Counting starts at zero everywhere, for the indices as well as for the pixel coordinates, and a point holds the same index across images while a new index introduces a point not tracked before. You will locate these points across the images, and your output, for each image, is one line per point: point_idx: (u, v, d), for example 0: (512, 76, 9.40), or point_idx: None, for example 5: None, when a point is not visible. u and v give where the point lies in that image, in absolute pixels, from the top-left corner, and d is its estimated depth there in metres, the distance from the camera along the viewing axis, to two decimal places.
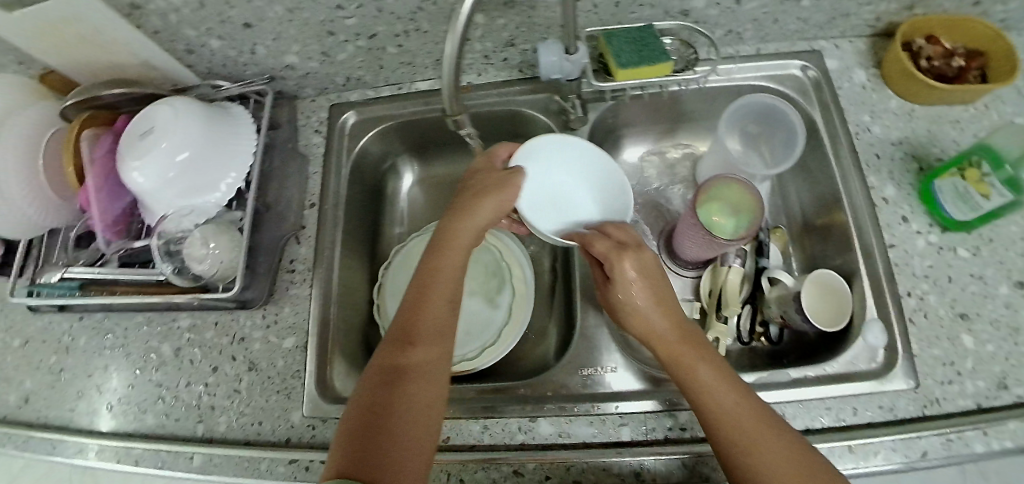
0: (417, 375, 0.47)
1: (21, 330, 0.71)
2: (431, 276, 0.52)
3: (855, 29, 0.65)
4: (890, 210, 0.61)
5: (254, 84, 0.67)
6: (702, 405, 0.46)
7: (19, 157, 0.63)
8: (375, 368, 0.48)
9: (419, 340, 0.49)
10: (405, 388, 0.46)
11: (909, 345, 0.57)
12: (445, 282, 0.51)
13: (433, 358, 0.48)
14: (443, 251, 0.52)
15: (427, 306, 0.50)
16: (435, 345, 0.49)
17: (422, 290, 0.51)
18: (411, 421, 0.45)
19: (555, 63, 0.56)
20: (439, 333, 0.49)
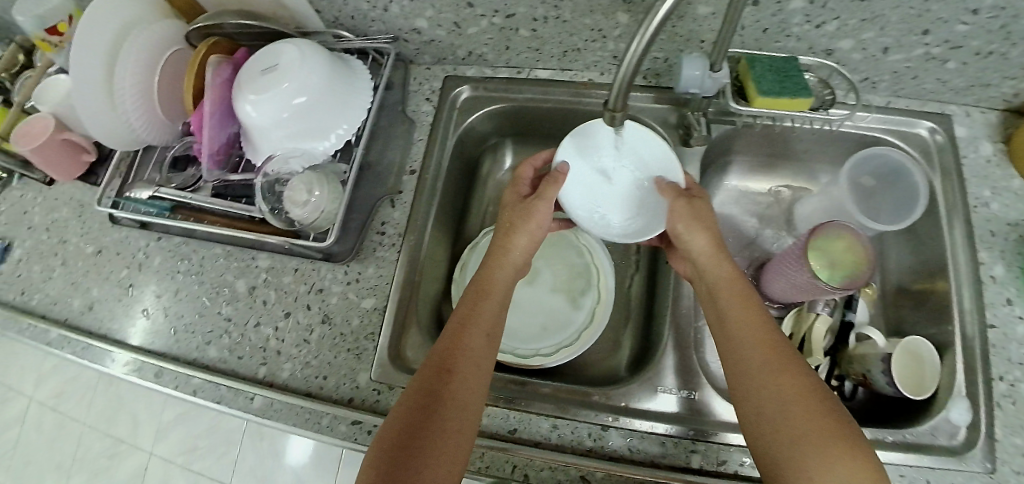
0: (458, 398, 0.47)
1: (97, 239, 0.74)
2: (475, 312, 0.53)
3: (989, 101, 0.64)
4: (994, 288, 0.59)
5: (376, 41, 0.67)
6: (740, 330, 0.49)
7: (139, 70, 0.63)
8: (415, 387, 0.47)
9: (459, 364, 0.48)
10: (444, 417, 0.45)
11: (992, 427, 0.54)
12: (488, 317, 0.52)
13: (475, 383, 0.48)
14: (490, 286, 0.55)
15: (467, 338, 0.50)
16: (476, 371, 0.49)
17: (467, 316, 0.52)
18: (446, 443, 0.44)
19: (697, 78, 0.56)
20: (479, 369, 0.49)
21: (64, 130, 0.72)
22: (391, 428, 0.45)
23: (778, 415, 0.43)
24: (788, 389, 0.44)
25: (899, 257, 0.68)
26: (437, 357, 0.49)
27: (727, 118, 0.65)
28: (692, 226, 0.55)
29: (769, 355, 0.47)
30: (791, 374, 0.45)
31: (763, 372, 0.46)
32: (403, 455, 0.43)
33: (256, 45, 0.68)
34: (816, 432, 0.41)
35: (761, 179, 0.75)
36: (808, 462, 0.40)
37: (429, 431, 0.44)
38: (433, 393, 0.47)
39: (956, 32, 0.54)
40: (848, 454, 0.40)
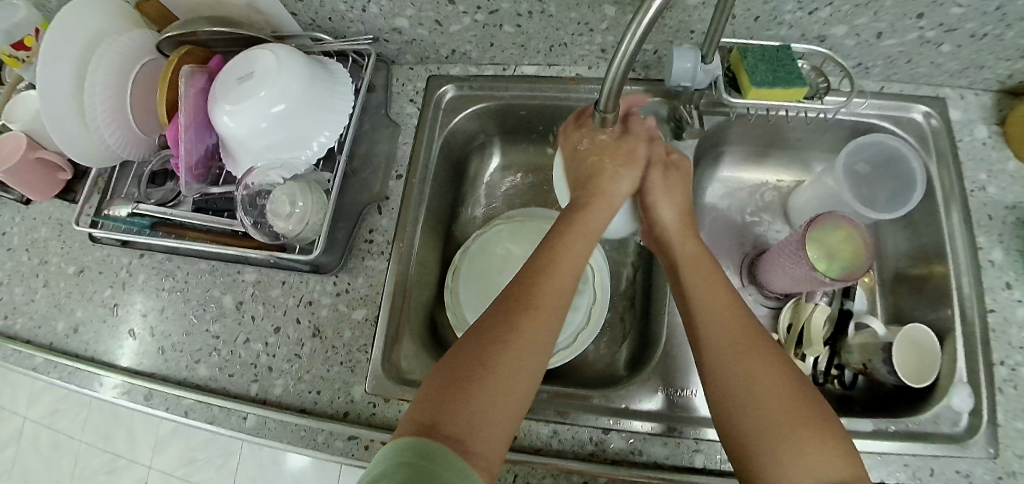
0: (524, 340, 0.43)
1: (80, 258, 0.72)
2: (551, 257, 0.49)
3: (983, 82, 0.63)
4: (994, 273, 0.58)
5: (355, 42, 0.65)
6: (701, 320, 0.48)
7: (109, 85, 0.61)
8: (477, 337, 0.44)
9: (531, 308, 0.45)
10: (510, 360, 0.42)
11: (994, 413, 0.53)
12: (565, 266, 0.49)
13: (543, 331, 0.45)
14: (568, 235, 0.52)
15: (545, 278, 0.47)
16: (549, 317, 0.46)
17: (546, 259, 0.49)
18: (507, 392, 0.41)
19: (689, 70, 0.54)
20: (552, 313, 0.46)
21: (37, 149, 0.70)
22: (456, 360, 0.42)
23: (746, 407, 0.41)
24: (756, 376, 0.42)
25: (895, 243, 0.67)
26: (504, 299, 0.46)
27: (721, 109, 0.64)
28: (662, 197, 0.57)
29: (738, 341, 0.45)
30: (761, 362, 0.43)
31: (733, 359, 0.44)
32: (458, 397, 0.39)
33: (230, 52, 0.66)
34: (785, 422, 0.40)
35: (754, 169, 0.74)
36: (782, 452, 0.38)
37: (495, 371, 0.41)
38: (496, 335, 0.43)
39: (951, 14, 0.53)
40: (824, 444, 0.38)
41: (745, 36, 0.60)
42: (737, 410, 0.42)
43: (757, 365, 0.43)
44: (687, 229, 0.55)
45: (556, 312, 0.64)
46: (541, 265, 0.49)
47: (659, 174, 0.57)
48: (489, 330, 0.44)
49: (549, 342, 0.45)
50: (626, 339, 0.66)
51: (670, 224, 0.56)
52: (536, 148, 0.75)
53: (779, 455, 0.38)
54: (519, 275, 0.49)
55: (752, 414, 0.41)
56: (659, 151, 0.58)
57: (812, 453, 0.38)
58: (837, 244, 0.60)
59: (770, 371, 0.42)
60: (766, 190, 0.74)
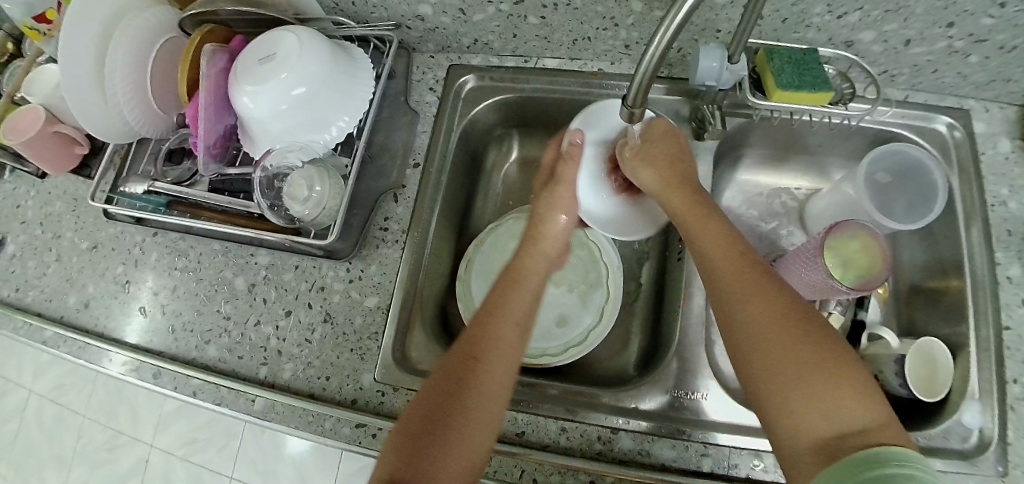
0: (484, 381, 0.44)
1: (93, 234, 0.72)
2: (504, 301, 0.50)
3: (1009, 96, 0.63)
4: (1011, 289, 0.57)
5: (378, 28, 0.65)
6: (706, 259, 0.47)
7: (130, 61, 0.61)
8: (440, 373, 0.45)
9: (482, 346, 0.46)
10: (470, 398, 0.43)
11: (1005, 430, 0.53)
12: (523, 294, 0.51)
13: (502, 375, 0.45)
14: (518, 280, 0.53)
15: (497, 321, 0.48)
16: (504, 356, 0.46)
17: (498, 302, 0.50)
18: (467, 432, 0.42)
19: (714, 69, 0.54)
20: (506, 354, 0.46)
21: (55, 123, 0.70)
22: (418, 409, 0.43)
23: (762, 348, 0.41)
24: (767, 317, 0.41)
25: (912, 255, 0.66)
26: (464, 341, 0.47)
27: (743, 111, 0.64)
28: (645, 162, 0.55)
29: (749, 282, 0.44)
30: (773, 303, 0.42)
31: (745, 300, 0.43)
32: (420, 444, 0.40)
33: (252, 34, 0.66)
34: (804, 361, 0.39)
35: (772, 174, 0.73)
36: (806, 394, 0.38)
37: (467, 389, 0.43)
38: (455, 374, 0.44)
39: (982, 25, 0.52)
40: (842, 384, 0.38)
41: (771, 37, 0.60)
42: (753, 352, 0.41)
43: (768, 306, 0.42)
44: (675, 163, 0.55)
45: (567, 310, 0.64)
46: (495, 306, 0.50)
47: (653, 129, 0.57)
48: (449, 373, 0.44)
49: (507, 385, 0.45)
50: (637, 339, 0.66)
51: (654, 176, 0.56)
52: None
53: (799, 397, 0.38)
54: (478, 315, 0.50)
55: (768, 358, 0.40)
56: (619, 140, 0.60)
57: (831, 392, 0.37)
58: (852, 254, 0.59)
59: (786, 312, 0.41)
60: (783, 195, 0.73)
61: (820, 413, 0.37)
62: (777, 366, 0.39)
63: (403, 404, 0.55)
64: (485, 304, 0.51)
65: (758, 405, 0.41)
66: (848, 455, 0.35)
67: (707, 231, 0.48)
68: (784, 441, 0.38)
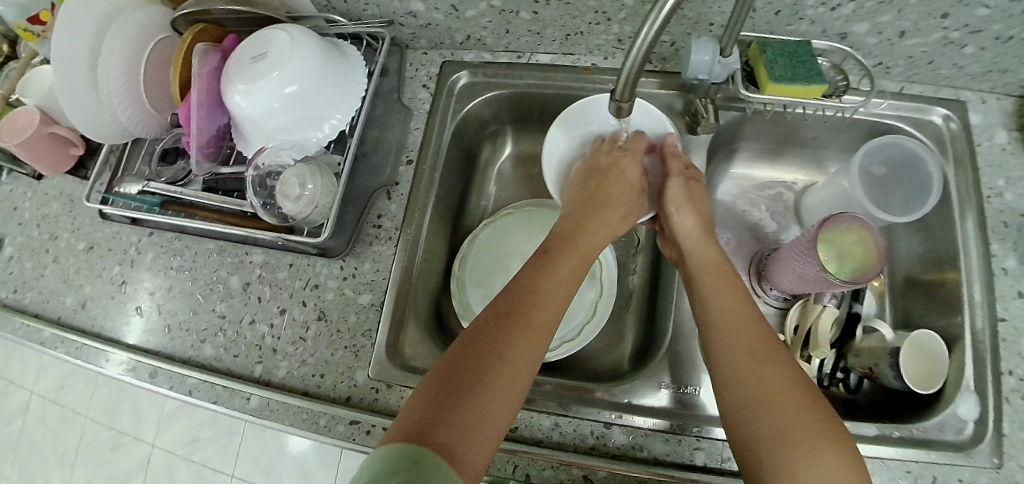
0: (521, 340, 0.43)
1: (89, 234, 0.72)
2: (537, 280, 0.48)
3: (1005, 87, 0.62)
4: (1007, 282, 0.57)
5: (370, 25, 0.65)
6: (708, 322, 0.49)
7: (123, 60, 0.61)
8: (476, 328, 0.44)
9: (511, 325, 0.44)
10: (506, 369, 0.41)
11: (1000, 422, 0.52)
12: (568, 260, 0.51)
13: (537, 337, 0.44)
14: (555, 260, 0.50)
15: (541, 283, 0.47)
16: (546, 325, 0.45)
17: (529, 283, 0.47)
18: (496, 391, 0.40)
19: (706, 63, 0.54)
20: (546, 321, 0.45)
21: (50, 124, 0.70)
22: (448, 365, 0.41)
23: (760, 408, 0.41)
24: (772, 379, 0.43)
25: (907, 248, 0.66)
26: (495, 315, 0.45)
27: (736, 104, 0.63)
28: (680, 208, 0.58)
29: (754, 346, 0.45)
30: (774, 368, 0.43)
31: (750, 360, 0.44)
32: (450, 401, 0.39)
33: (243, 32, 0.66)
34: (799, 426, 0.39)
35: (767, 167, 0.73)
36: (793, 456, 0.38)
37: (499, 347, 0.42)
38: (490, 334, 0.43)
39: (976, 15, 0.52)
40: (832, 449, 0.38)
41: (764, 30, 0.59)
42: (749, 415, 0.42)
43: (773, 368, 0.43)
44: (689, 205, 0.57)
45: (562, 305, 0.64)
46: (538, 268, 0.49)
47: (676, 189, 0.58)
48: (486, 337, 0.43)
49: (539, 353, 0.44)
50: (631, 334, 0.66)
51: (686, 232, 0.57)
52: None
53: (787, 446, 0.39)
54: (507, 293, 0.47)
55: (765, 414, 0.41)
56: (676, 167, 0.59)
57: (819, 456, 0.38)
58: (844, 244, 0.59)
59: (787, 377, 0.43)
60: (778, 189, 0.73)
61: (810, 472, 0.37)
62: (774, 421, 0.40)
63: (396, 400, 0.56)
64: (516, 280, 0.48)
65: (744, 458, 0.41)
66: None
67: (723, 292, 0.50)
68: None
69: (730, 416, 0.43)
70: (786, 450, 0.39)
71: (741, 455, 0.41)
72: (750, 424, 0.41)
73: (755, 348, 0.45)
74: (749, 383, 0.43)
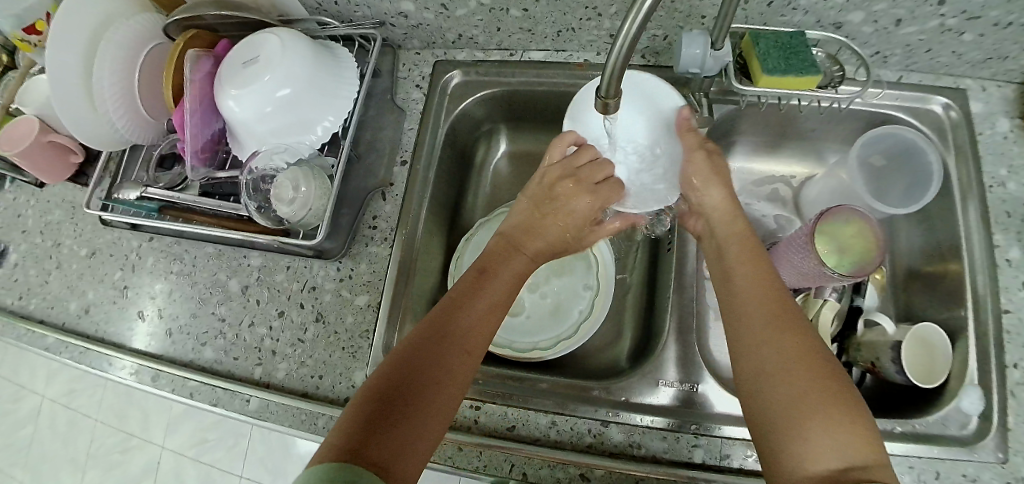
0: (450, 365, 0.44)
1: (92, 241, 0.73)
2: (464, 307, 0.48)
3: (1007, 74, 0.61)
4: (1010, 273, 0.56)
5: (362, 27, 0.65)
6: (728, 295, 0.49)
7: (118, 67, 0.61)
8: (413, 340, 0.45)
9: (438, 350, 0.44)
10: (433, 393, 0.42)
11: (1005, 416, 0.51)
12: (501, 280, 0.52)
13: (467, 358, 0.45)
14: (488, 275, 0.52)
15: (473, 301, 0.48)
16: (474, 346, 0.46)
17: (462, 297, 0.48)
18: (425, 416, 0.41)
19: (697, 56, 0.54)
20: (477, 343, 0.46)
21: (49, 132, 0.71)
22: (381, 382, 0.41)
23: (778, 376, 0.41)
24: (789, 348, 0.42)
25: (909, 239, 0.65)
26: (424, 330, 0.45)
27: (731, 98, 0.63)
28: (707, 183, 0.57)
29: (775, 315, 0.45)
30: (794, 338, 0.43)
31: (767, 330, 0.44)
32: (381, 422, 0.39)
33: (237, 36, 0.66)
34: (815, 394, 0.39)
35: (766, 160, 0.72)
36: (808, 424, 0.38)
37: (433, 371, 0.43)
38: (421, 353, 0.44)
39: (973, 2, 0.51)
40: (851, 418, 0.38)
41: (757, 22, 0.59)
42: (765, 384, 0.42)
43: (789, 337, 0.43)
44: (713, 178, 0.57)
45: (559, 303, 0.64)
46: (472, 285, 0.50)
47: (698, 165, 0.57)
48: (416, 357, 0.43)
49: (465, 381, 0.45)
50: (630, 330, 0.65)
51: (713, 206, 0.57)
52: (543, 135, 0.74)
53: (803, 413, 0.39)
54: (439, 306, 0.48)
55: (781, 381, 0.41)
56: (693, 142, 0.57)
57: (835, 424, 0.38)
58: (845, 237, 0.58)
59: (803, 345, 0.42)
60: (777, 182, 0.72)
61: (824, 442, 0.37)
62: (790, 389, 0.40)
63: None
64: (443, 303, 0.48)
65: (758, 426, 0.41)
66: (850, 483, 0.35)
67: (745, 264, 0.50)
68: (780, 455, 0.39)
69: (748, 383, 0.43)
70: (801, 418, 0.39)
71: (755, 422, 0.42)
72: (766, 394, 0.41)
73: (774, 318, 0.45)
74: (767, 352, 0.43)
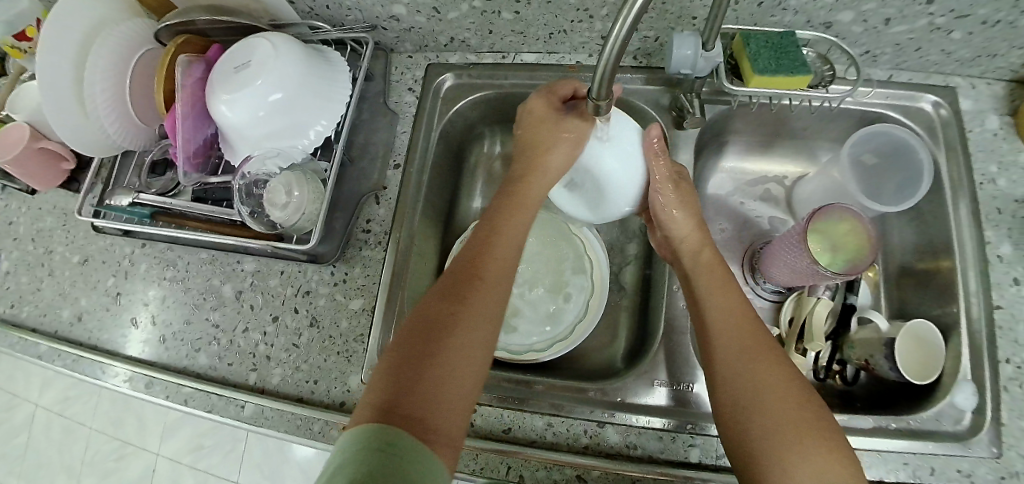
0: (478, 300, 0.45)
1: (84, 248, 0.73)
2: (485, 249, 0.49)
3: (995, 71, 0.62)
4: (1001, 269, 0.57)
5: (354, 30, 0.65)
6: (703, 323, 0.49)
7: (109, 73, 0.61)
8: (440, 287, 0.46)
9: (464, 290, 0.45)
10: (464, 326, 0.43)
11: (998, 411, 0.52)
12: (517, 222, 0.52)
13: (493, 291, 0.46)
14: (501, 223, 0.52)
15: (491, 247, 0.49)
16: (497, 278, 0.47)
17: (482, 243, 0.49)
18: (460, 353, 0.42)
19: (688, 57, 0.54)
20: (500, 279, 0.47)
21: (40, 139, 0.70)
22: (410, 333, 0.43)
23: (758, 409, 0.41)
24: (768, 379, 0.42)
25: (901, 237, 0.65)
26: (443, 284, 0.46)
27: (723, 98, 0.63)
28: (675, 207, 0.56)
29: (753, 346, 0.45)
30: (772, 371, 0.43)
31: (745, 358, 0.44)
32: (418, 368, 0.40)
33: (228, 41, 0.66)
34: (795, 430, 0.39)
35: (759, 159, 0.73)
36: (790, 461, 0.38)
37: (463, 309, 0.44)
38: (450, 297, 0.45)
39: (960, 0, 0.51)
40: (830, 453, 0.38)
41: (748, 22, 0.59)
42: (746, 418, 0.41)
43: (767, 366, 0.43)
44: (685, 199, 0.56)
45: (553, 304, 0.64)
46: (490, 228, 0.51)
47: (669, 193, 0.56)
48: (445, 300, 0.44)
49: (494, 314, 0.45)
50: (625, 331, 0.65)
51: (682, 232, 0.56)
52: None
53: (786, 449, 0.38)
54: (457, 263, 0.48)
55: (762, 411, 0.41)
56: (665, 171, 0.56)
57: (817, 460, 0.38)
58: (835, 235, 0.59)
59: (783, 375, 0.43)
60: (770, 181, 0.73)
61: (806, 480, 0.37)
62: (771, 424, 0.40)
63: None
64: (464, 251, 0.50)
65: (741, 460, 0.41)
66: None
67: (721, 290, 0.50)
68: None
69: (725, 413, 0.43)
70: (783, 455, 0.38)
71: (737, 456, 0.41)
72: (747, 428, 0.41)
73: (751, 349, 0.45)
74: (747, 385, 0.43)
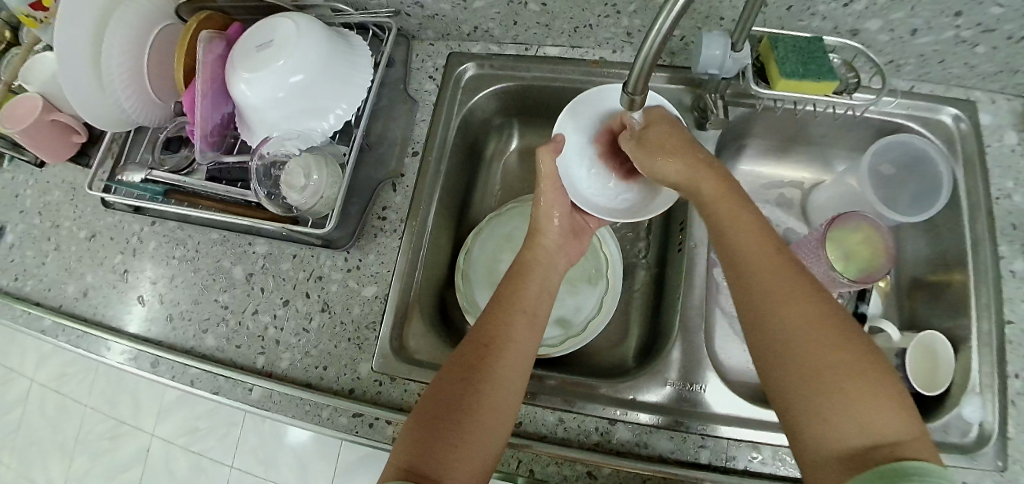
0: (503, 363, 0.45)
1: (91, 223, 0.72)
2: (512, 302, 0.49)
3: (1017, 87, 0.62)
4: (1014, 283, 0.57)
5: (377, 15, 0.65)
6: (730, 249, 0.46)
7: (127, 48, 0.60)
8: (465, 347, 0.46)
9: (489, 353, 0.45)
10: (485, 394, 0.43)
11: (1005, 425, 0.52)
12: (539, 283, 0.52)
13: (517, 358, 0.46)
14: (526, 278, 0.52)
15: (514, 305, 0.49)
16: (520, 339, 0.47)
17: (508, 301, 0.49)
18: (482, 419, 0.42)
19: (716, 57, 0.54)
20: (521, 342, 0.47)
21: (52, 110, 0.69)
22: (431, 399, 0.43)
23: (792, 350, 0.39)
24: (796, 329, 0.39)
25: (915, 248, 0.66)
26: (468, 346, 0.46)
27: (746, 100, 0.63)
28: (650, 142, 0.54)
29: (784, 282, 0.42)
30: (808, 309, 0.40)
31: (769, 310, 0.41)
32: (435, 433, 0.41)
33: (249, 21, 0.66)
34: (839, 368, 0.37)
35: (775, 164, 0.73)
36: (833, 403, 0.37)
37: (485, 372, 0.44)
38: (472, 363, 0.44)
39: (990, 14, 0.51)
40: (877, 391, 0.36)
41: (775, 26, 0.59)
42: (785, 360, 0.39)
43: (796, 310, 0.40)
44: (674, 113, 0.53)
45: (566, 303, 0.64)
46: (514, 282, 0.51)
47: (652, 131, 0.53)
48: (466, 363, 0.44)
49: (518, 377, 0.45)
50: (635, 330, 0.65)
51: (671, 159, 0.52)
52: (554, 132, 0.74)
53: (830, 390, 0.37)
54: (480, 322, 0.48)
55: (794, 365, 0.39)
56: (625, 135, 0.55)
57: (863, 402, 0.36)
58: (852, 242, 0.58)
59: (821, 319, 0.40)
60: (785, 187, 0.73)
61: (855, 421, 0.36)
62: (807, 366, 0.38)
63: (399, 393, 0.55)
64: (493, 303, 0.50)
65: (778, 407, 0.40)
66: (882, 463, 0.34)
67: (736, 224, 0.46)
68: (802, 441, 0.38)
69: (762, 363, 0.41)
70: (828, 397, 0.37)
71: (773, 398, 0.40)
72: (784, 371, 0.39)
73: (779, 280, 0.42)
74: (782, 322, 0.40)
